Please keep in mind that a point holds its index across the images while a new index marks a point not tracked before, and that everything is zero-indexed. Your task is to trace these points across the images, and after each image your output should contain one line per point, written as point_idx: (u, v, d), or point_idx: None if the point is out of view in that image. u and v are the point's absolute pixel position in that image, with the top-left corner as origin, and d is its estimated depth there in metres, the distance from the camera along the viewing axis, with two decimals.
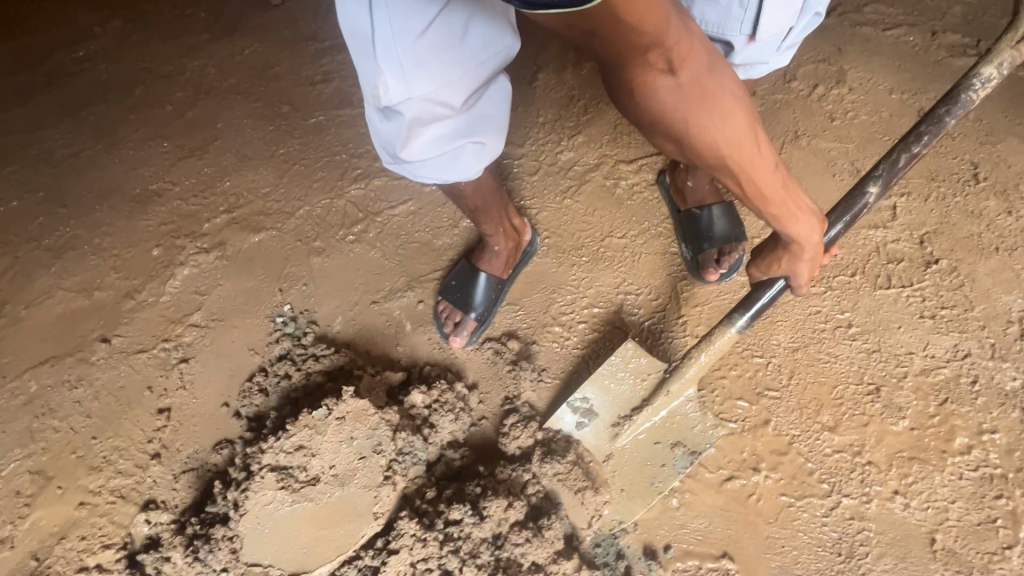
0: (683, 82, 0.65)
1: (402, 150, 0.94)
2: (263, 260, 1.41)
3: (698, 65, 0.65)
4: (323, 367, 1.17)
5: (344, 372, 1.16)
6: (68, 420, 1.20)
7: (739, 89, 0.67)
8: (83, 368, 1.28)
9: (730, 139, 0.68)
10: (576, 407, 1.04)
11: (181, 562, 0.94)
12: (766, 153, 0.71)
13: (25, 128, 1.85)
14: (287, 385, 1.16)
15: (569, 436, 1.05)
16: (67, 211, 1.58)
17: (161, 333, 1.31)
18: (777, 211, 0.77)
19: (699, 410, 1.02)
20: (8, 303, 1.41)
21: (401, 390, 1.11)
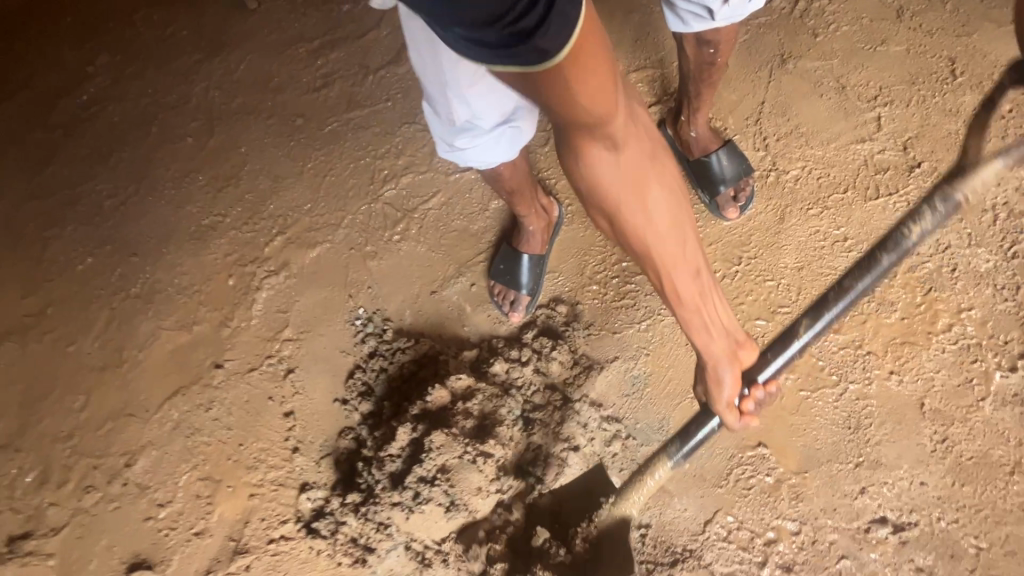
0: (629, 170, 0.77)
1: (456, 140, 1.09)
2: (327, 271, 1.61)
3: (646, 164, 0.78)
4: (409, 357, 1.41)
5: (428, 357, 1.40)
6: (215, 435, 1.48)
7: (680, 198, 0.80)
8: (210, 391, 1.53)
9: (630, 178, 0.77)
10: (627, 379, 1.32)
11: (353, 524, 1.23)
12: (677, 243, 0.81)
13: (65, 185, 1.98)
14: (386, 377, 1.41)
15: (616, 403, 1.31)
16: (139, 259, 1.77)
17: (263, 351, 1.55)
18: (687, 316, 0.87)
19: None
20: (124, 349, 1.65)
21: (481, 363, 1.34)
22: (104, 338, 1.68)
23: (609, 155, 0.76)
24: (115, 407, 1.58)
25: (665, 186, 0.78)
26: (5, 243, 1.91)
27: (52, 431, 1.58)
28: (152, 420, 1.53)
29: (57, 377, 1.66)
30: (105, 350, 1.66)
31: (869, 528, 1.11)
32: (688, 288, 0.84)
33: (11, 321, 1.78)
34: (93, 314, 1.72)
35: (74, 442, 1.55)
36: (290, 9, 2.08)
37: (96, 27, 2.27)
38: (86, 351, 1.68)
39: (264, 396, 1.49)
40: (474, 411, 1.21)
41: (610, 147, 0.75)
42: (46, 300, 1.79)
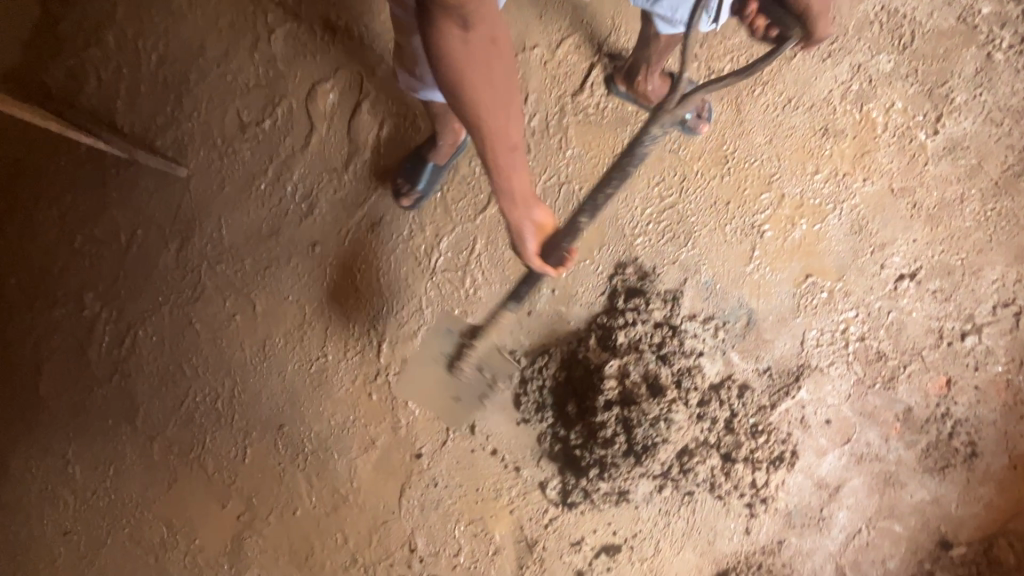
0: (471, 41, 0.94)
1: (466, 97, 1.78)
2: (441, 345, 1.93)
3: (484, 45, 0.95)
4: (552, 366, 1.80)
5: (567, 358, 1.79)
6: (454, 495, 1.93)
7: (508, 87, 1.04)
8: (427, 472, 1.95)
9: (472, 56, 0.96)
10: (704, 288, 1.75)
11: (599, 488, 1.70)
12: (499, 126, 1.07)
13: (172, 411, 2.21)
14: (546, 389, 1.80)
15: (706, 308, 1.74)
16: (289, 425, 2.07)
17: (441, 425, 1.94)
18: (500, 175, 1.16)
19: (763, 244, 1.72)
20: (337, 488, 2.03)
21: (606, 339, 1.75)
22: (315, 491, 2.05)
23: (459, 31, 0.93)
24: (368, 524, 2.01)
25: (499, 72, 1.00)
26: (169, 480, 2.21)
27: (337, 566, 2.03)
28: (402, 515, 1.97)
29: (306, 535, 2.06)
30: (324, 497, 2.05)
31: (897, 286, 1.64)
32: (505, 158, 1.12)
33: (233, 526, 2.14)
34: (293, 480, 2.07)
35: (360, 562, 2.01)
36: (222, 155, 2.13)
37: (65, 275, 2.31)
38: (310, 507, 2.06)
39: (466, 453, 1.92)
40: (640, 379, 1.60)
41: (461, 25, 0.93)
42: (244, 496, 2.13)
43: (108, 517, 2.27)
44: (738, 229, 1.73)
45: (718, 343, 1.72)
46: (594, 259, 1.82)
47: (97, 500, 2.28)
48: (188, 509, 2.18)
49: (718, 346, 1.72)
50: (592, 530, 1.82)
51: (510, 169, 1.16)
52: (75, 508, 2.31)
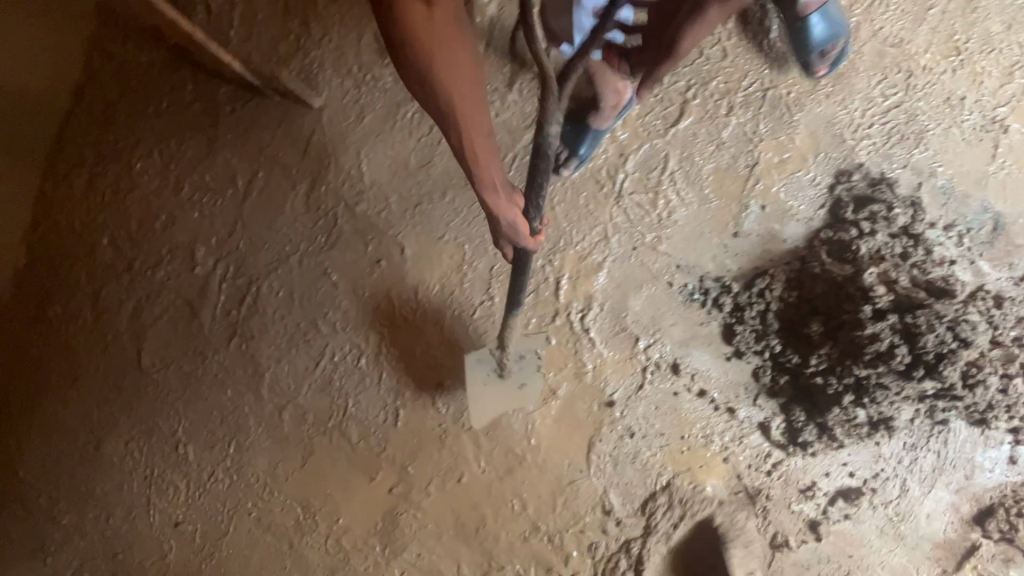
0: (425, 59, 0.89)
1: None
2: (632, 277, 1.73)
3: (453, 51, 0.88)
4: (775, 288, 1.58)
5: (793, 278, 1.58)
6: (654, 445, 1.71)
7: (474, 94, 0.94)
8: (621, 422, 1.73)
9: (438, 45, 0.87)
10: (944, 194, 1.57)
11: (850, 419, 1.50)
12: (468, 115, 0.96)
13: (304, 375, 1.95)
14: (768, 315, 1.59)
15: (947, 214, 1.57)
16: (450, 380, 1.84)
17: (636, 367, 1.72)
18: (476, 166, 1.06)
19: (1007, 141, 1.56)
20: (512, 447, 1.80)
21: (841, 252, 1.55)
22: (485, 453, 1.82)
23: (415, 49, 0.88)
24: (551, 485, 1.77)
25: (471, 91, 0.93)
26: (304, 455, 1.94)
27: (516, 536, 1.79)
28: (592, 472, 1.75)
29: (476, 504, 1.82)
30: (496, 459, 1.81)
31: None
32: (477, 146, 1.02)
33: (384, 499, 1.88)
34: (458, 442, 1.84)
35: (544, 529, 1.77)
36: (359, 83, 1.91)
37: (171, 229, 2.05)
38: (479, 470, 1.82)
39: (666, 396, 1.70)
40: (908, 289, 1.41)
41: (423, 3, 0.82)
42: (398, 465, 1.88)
43: (230, 503, 1.99)
44: (976, 127, 1.57)
45: (967, 251, 1.54)
46: (809, 169, 1.64)
47: (216, 483, 2.00)
48: (329, 486, 1.92)
49: (970, 254, 1.53)
50: (823, 472, 1.61)
51: (485, 159, 1.05)
52: (188, 495, 2.02)
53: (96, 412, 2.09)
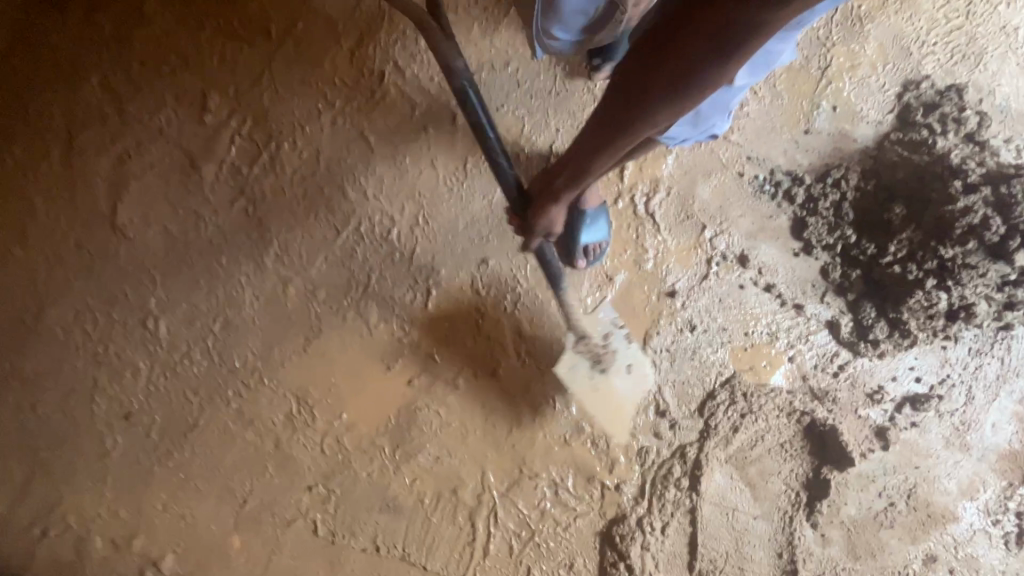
0: None
1: None
2: (701, 165, 1.65)
3: None
4: (852, 177, 1.55)
5: (871, 170, 1.55)
6: (715, 342, 1.58)
7: None
8: (682, 314, 1.59)
9: None
10: (1005, 112, 1.63)
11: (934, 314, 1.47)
12: None
13: (321, 245, 1.69)
14: (846, 204, 1.54)
15: (1010, 132, 1.62)
16: (494, 260, 1.65)
17: (700, 258, 1.61)
18: None
19: None
20: (558, 338, 1.61)
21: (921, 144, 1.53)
22: (527, 343, 1.61)
23: None
24: None
25: None
26: (308, 337, 1.65)
27: (555, 440, 1.57)
28: (647, 368, 1.58)
29: (511, 401, 1.59)
30: (539, 350, 1.61)
31: None
32: None
33: (401, 392, 1.61)
34: (496, 329, 1.62)
35: (588, 432, 1.56)
36: None
37: (174, 67, 1.72)
38: (518, 363, 1.60)
39: (731, 289, 1.59)
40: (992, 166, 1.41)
41: None
42: (423, 353, 1.63)
43: (206, 391, 1.65)
44: None
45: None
46: (878, 77, 1.67)
47: (190, 367, 1.66)
48: (334, 374, 1.63)
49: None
50: (890, 377, 1.53)
51: None
52: (152, 379, 1.66)
53: (44, 274, 1.71)
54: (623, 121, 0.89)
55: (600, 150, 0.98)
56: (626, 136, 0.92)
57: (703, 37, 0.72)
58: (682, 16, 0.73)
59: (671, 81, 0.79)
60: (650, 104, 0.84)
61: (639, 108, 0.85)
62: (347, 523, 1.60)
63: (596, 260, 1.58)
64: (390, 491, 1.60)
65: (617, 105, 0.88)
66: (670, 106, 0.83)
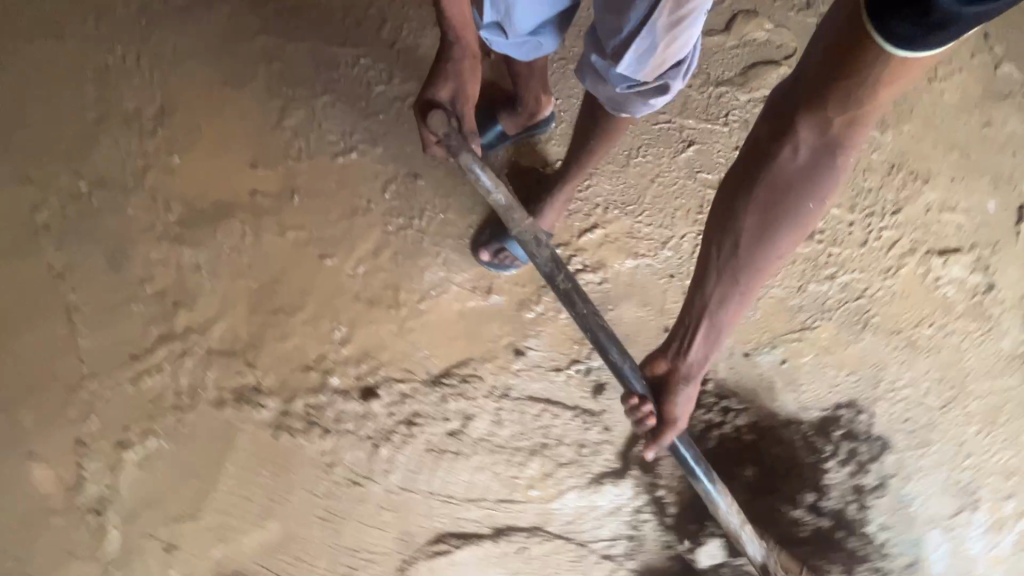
0: None
1: None
2: (644, 292, 1.53)
3: None
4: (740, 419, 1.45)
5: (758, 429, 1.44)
6: (506, 426, 1.37)
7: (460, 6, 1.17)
8: (508, 377, 1.40)
9: None
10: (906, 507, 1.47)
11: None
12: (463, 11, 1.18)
13: (319, 38, 1.57)
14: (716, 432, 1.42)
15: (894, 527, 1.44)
16: (423, 183, 1.49)
17: (570, 353, 1.44)
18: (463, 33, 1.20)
19: (975, 516, 1.51)
20: (398, 289, 1.41)
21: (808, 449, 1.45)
22: (372, 266, 1.42)
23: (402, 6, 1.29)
24: (388, 355, 1.37)
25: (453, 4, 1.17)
26: (226, 80, 1.50)
27: (299, 358, 1.33)
28: (436, 386, 1.36)
29: (304, 291, 1.37)
30: (372, 281, 1.41)
31: None
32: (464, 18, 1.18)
33: (234, 190, 1.42)
34: (360, 230, 1.44)
35: (330, 382, 1.33)
36: None
37: None
38: (347, 273, 1.40)
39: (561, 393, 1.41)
40: (818, 505, 1.38)
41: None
42: (290, 183, 1.44)
43: (104, 31, 1.48)
44: (967, 487, 1.53)
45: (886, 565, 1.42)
46: (838, 377, 1.56)
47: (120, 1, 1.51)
48: (206, 124, 1.45)
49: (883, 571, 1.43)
50: None
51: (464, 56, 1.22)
52: None
53: None
54: (780, 197, 0.87)
55: (768, 240, 0.90)
56: (791, 221, 0.89)
57: (836, 116, 0.78)
58: (840, 44, 0.72)
59: (849, 122, 0.78)
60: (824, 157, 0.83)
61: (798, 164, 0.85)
62: (68, 234, 1.33)
63: (499, 267, 1.45)
64: (130, 247, 1.34)
65: (765, 189, 0.87)
66: (819, 151, 0.83)
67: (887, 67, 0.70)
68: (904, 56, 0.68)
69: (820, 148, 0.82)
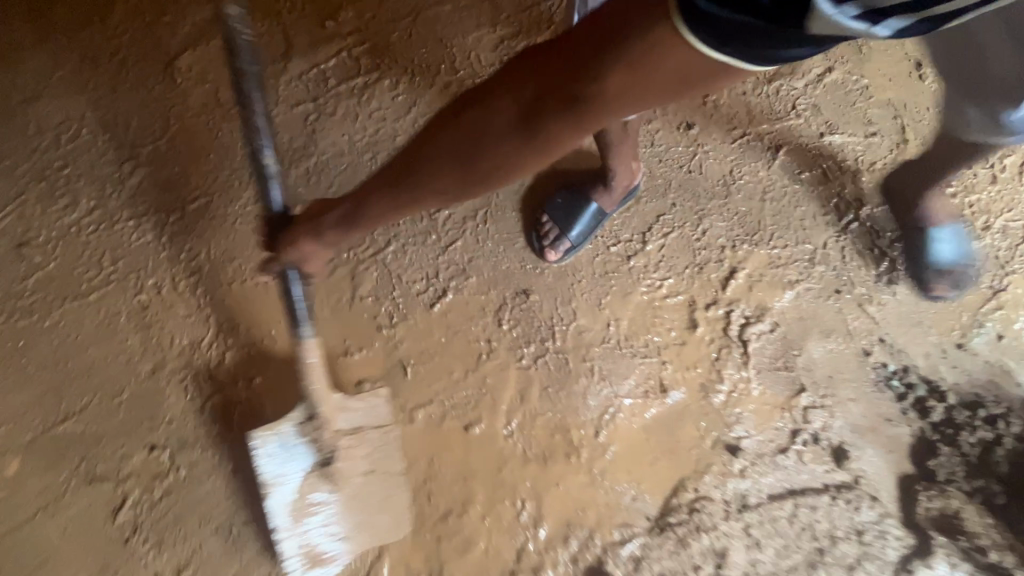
0: None
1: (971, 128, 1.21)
2: (820, 321, 1.31)
3: None
4: (1016, 427, 1.17)
5: None
6: (766, 545, 1.08)
7: None
8: (735, 482, 1.13)
9: None
10: None
11: None
12: None
13: (359, 186, 1.40)
14: (1003, 453, 1.14)
15: None
16: (537, 296, 1.28)
17: (785, 424, 1.19)
18: None
19: None
20: (567, 430, 1.16)
21: None
22: (525, 414, 1.17)
23: None
24: (596, 516, 1.09)
25: None
26: None
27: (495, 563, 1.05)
28: (665, 531, 1.09)
29: (466, 477, 1.11)
30: (534, 431, 1.15)
31: None
32: None
33: (338, 389, 1.17)
34: (495, 377, 1.20)
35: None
36: None
37: None
38: (502, 433, 1.15)
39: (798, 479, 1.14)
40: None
41: None
42: (395, 357, 1.21)
43: (126, 267, 1.26)
44: None
45: None
46: None
47: (132, 229, 1.30)
48: (277, 325, 1.22)
49: None
50: None
51: None
52: (84, 220, 1.31)
53: (73, 69, 1.47)
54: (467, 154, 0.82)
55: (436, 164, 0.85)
56: (451, 161, 0.84)
57: (668, 86, 0.67)
58: (664, 75, 0.66)
59: (569, 121, 0.75)
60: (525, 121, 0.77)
61: (502, 132, 0.79)
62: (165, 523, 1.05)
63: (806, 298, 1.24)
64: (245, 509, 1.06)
65: (524, 151, 0.80)
66: (544, 138, 0.77)
67: (691, 82, 0.66)
68: (733, 68, 0.63)
69: (527, 120, 0.77)
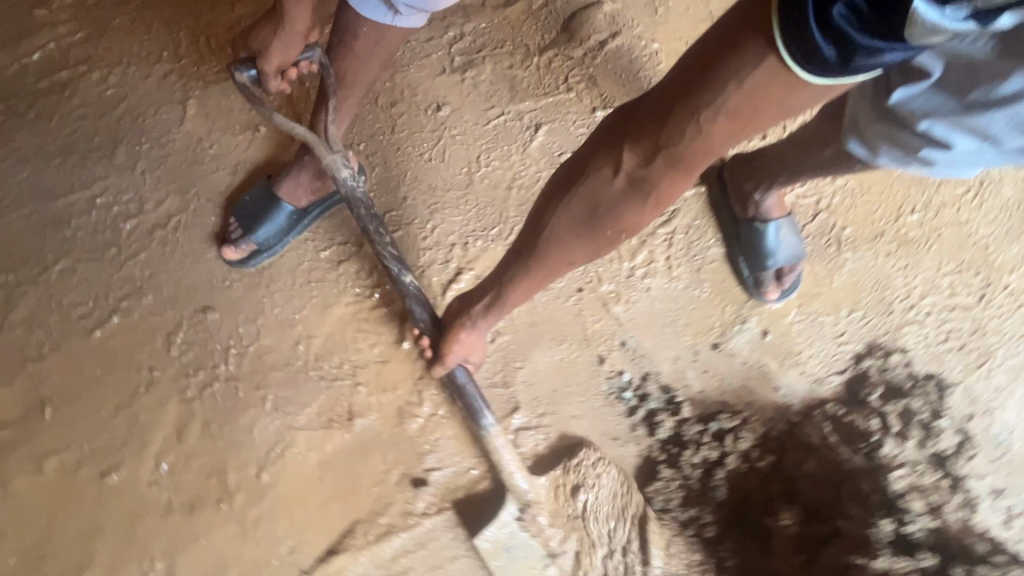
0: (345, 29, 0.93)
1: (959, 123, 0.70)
2: (554, 327, 1.13)
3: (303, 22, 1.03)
4: (750, 441, 1.02)
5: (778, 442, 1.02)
6: None
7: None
8: (414, 524, 0.98)
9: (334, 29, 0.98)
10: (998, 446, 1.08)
11: None
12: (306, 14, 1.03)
13: (37, 196, 1.21)
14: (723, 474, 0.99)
15: (993, 489, 1.03)
16: (219, 314, 1.11)
17: (488, 451, 1.03)
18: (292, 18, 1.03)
19: None
20: (225, 472, 0.99)
21: (857, 438, 1.01)
22: (178, 455, 1.00)
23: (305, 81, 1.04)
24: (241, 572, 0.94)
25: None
26: None
27: None
28: None
29: (94, 534, 0.95)
30: (186, 475, 0.99)
31: None
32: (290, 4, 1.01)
33: None
34: (151, 413, 1.03)
35: None
36: None
37: None
38: (146, 479, 0.99)
39: (511, 507, 0.96)
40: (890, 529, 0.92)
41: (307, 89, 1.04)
42: (36, 394, 1.04)
43: None
44: None
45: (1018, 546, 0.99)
46: (840, 322, 1.17)
47: None
48: None
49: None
50: None
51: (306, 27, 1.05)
52: None
53: None
54: (591, 217, 0.73)
55: (557, 243, 0.77)
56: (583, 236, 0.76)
57: (728, 130, 0.61)
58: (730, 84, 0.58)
59: (669, 164, 0.66)
60: (635, 186, 0.69)
61: (609, 194, 0.71)
62: None
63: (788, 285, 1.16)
64: None
65: (595, 234, 0.75)
66: (657, 197, 0.70)
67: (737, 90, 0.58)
68: (835, 83, 0.55)
69: (631, 178, 0.69)
